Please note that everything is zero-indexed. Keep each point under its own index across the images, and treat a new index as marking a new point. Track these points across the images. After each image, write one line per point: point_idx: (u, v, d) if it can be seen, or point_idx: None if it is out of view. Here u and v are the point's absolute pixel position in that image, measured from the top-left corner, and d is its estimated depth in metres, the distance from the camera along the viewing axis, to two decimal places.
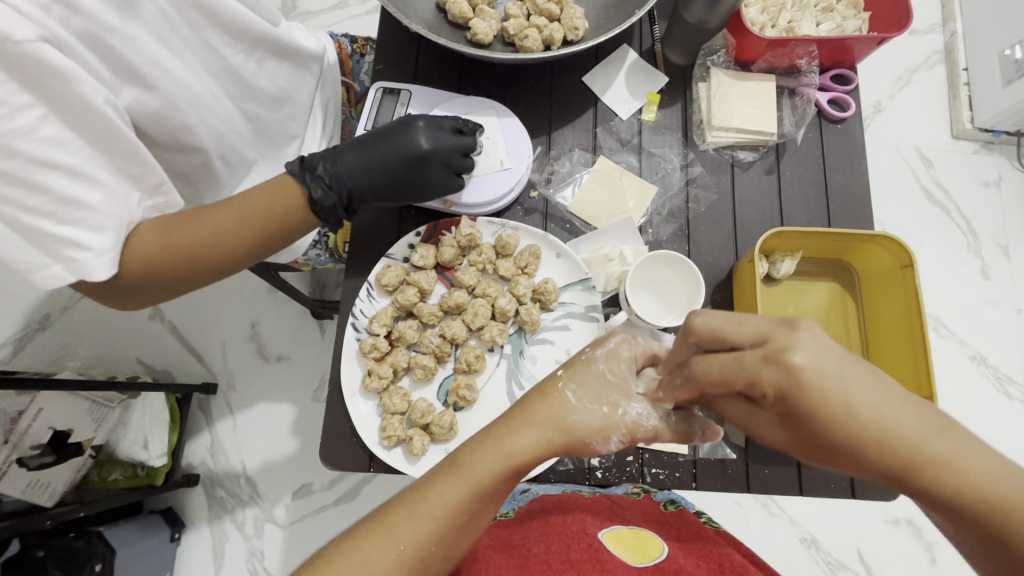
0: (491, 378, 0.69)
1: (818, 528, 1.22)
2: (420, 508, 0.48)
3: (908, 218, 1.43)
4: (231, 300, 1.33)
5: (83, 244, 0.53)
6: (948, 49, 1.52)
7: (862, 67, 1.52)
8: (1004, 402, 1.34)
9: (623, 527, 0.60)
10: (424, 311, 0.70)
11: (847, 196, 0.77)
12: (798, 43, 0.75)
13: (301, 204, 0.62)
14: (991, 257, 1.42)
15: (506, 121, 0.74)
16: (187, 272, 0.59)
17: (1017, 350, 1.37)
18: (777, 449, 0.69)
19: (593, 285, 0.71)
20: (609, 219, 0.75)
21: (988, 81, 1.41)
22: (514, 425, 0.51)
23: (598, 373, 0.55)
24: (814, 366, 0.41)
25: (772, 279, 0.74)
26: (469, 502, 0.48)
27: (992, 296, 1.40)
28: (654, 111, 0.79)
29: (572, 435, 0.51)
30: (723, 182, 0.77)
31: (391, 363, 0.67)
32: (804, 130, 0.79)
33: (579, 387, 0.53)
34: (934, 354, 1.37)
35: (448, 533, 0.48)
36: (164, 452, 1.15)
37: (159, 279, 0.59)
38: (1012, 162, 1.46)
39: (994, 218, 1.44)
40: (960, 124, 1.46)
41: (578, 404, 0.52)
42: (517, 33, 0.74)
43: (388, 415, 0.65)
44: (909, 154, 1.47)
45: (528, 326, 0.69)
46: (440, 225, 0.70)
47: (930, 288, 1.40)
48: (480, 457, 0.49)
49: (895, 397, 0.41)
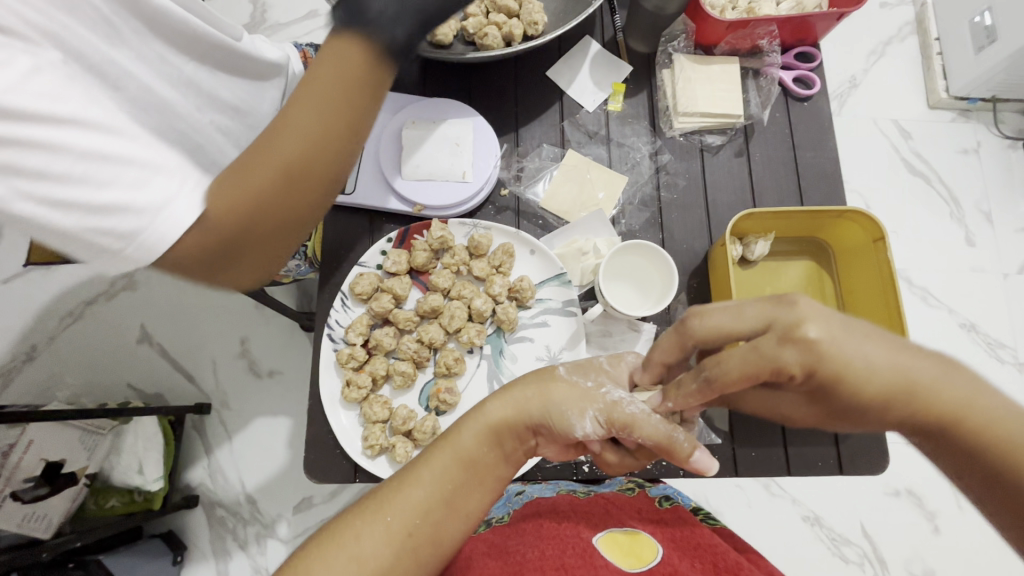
0: (472, 380, 0.68)
1: (820, 506, 1.22)
2: (412, 478, 0.49)
3: (889, 190, 1.44)
4: (219, 318, 1.33)
5: (131, 210, 0.43)
6: (919, 20, 1.52)
7: (835, 44, 1.53)
8: (996, 365, 1.37)
9: (618, 530, 0.60)
10: (399, 316, 0.68)
11: (817, 173, 0.77)
12: (758, 23, 0.74)
13: (360, 60, 0.47)
14: (975, 224, 1.43)
15: (476, 123, 0.73)
16: (278, 197, 0.47)
17: (1003, 313, 1.39)
18: (763, 431, 0.68)
19: (569, 280, 0.71)
20: (580, 213, 0.74)
21: (960, 49, 1.42)
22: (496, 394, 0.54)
23: (598, 361, 0.56)
24: (829, 334, 0.42)
25: (746, 262, 0.74)
26: (456, 473, 0.50)
27: (978, 263, 1.41)
28: (620, 101, 0.79)
29: (551, 405, 0.52)
30: (693, 167, 0.77)
31: (370, 372, 0.66)
32: (770, 110, 0.79)
33: (572, 366, 0.55)
34: (924, 323, 1.39)
35: (452, 509, 0.48)
36: (160, 475, 1.13)
37: (255, 220, 0.47)
38: (990, 128, 1.47)
39: (975, 185, 1.45)
40: (936, 94, 1.47)
41: (567, 375, 0.54)
42: (477, 32, 0.75)
43: (369, 424, 0.64)
44: (887, 127, 1.47)
45: (506, 325, 0.69)
46: (411, 229, 0.70)
47: (916, 258, 1.42)
48: (465, 427, 0.51)
49: (898, 349, 0.43)
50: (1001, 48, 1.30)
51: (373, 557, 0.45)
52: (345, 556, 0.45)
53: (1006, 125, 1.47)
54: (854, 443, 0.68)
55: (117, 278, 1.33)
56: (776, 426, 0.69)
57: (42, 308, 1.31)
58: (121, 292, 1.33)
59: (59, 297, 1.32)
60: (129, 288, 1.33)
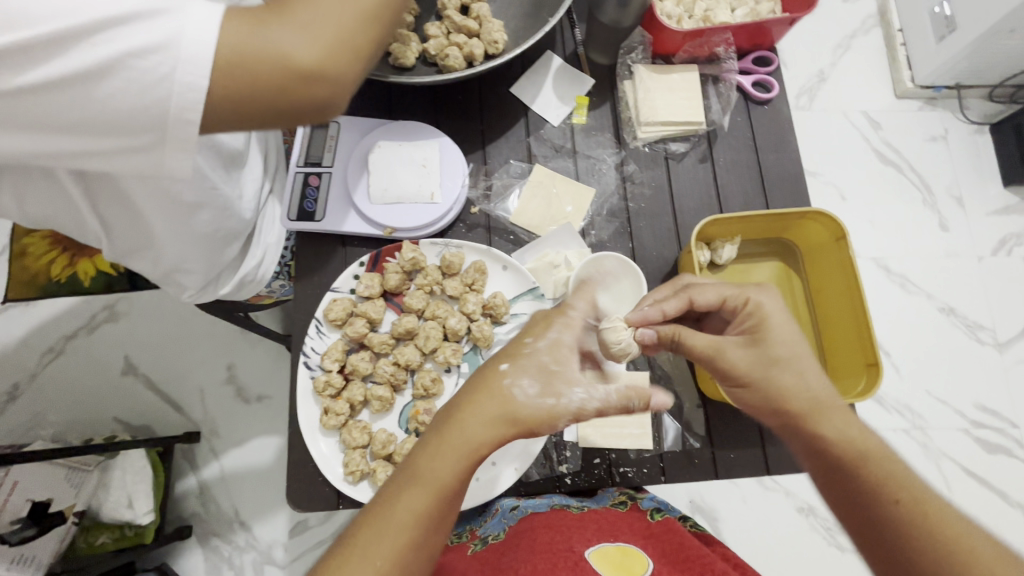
0: (451, 399, 0.68)
1: (814, 496, 1.24)
2: (391, 510, 0.45)
3: (862, 180, 1.46)
4: (203, 345, 1.32)
5: (148, 48, 0.36)
6: (881, 12, 1.56)
7: (801, 40, 1.56)
8: (977, 347, 1.40)
9: (610, 545, 0.59)
10: (374, 340, 0.68)
11: (781, 174, 0.79)
12: (713, 31, 0.76)
13: None
14: (948, 209, 1.47)
15: (443, 144, 0.74)
16: (332, 20, 0.40)
17: (980, 295, 1.43)
18: (741, 432, 0.70)
19: (542, 293, 0.72)
20: (550, 227, 0.75)
21: (923, 39, 1.45)
22: (472, 414, 0.50)
23: (544, 364, 0.53)
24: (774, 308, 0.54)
25: (715, 266, 0.75)
26: (438, 504, 0.46)
27: (952, 247, 1.45)
28: (584, 113, 0.80)
29: (529, 422, 0.50)
30: (659, 175, 0.78)
31: (347, 399, 0.66)
32: (731, 115, 0.80)
33: (535, 383, 0.51)
34: (904, 310, 1.42)
35: (425, 526, 0.45)
36: (151, 508, 1.12)
37: (304, 40, 0.39)
38: (956, 115, 1.51)
39: (945, 172, 1.48)
40: (902, 84, 1.50)
41: (528, 399, 0.51)
42: (439, 53, 0.76)
43: (350, 450, 0.64)
44: (857, 118, 1.49)
45: (482, 342, 0.69)
46: (383, 252, 0.71)
47: (892, 246, 1.44)
48: (443, 460, 0.47)
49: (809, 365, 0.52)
50: (960, 38, 1.33)
51: None
52: None
53: (971, 111, 1.51)
54: None
55: (98, 309, 1.32)
56: (754, 426, 0.70)
57: (21, 346, 1.30)
58: (103, 323, 1.32)
59: (39, 332, 1.31)
60: (111, 319, 1.33)
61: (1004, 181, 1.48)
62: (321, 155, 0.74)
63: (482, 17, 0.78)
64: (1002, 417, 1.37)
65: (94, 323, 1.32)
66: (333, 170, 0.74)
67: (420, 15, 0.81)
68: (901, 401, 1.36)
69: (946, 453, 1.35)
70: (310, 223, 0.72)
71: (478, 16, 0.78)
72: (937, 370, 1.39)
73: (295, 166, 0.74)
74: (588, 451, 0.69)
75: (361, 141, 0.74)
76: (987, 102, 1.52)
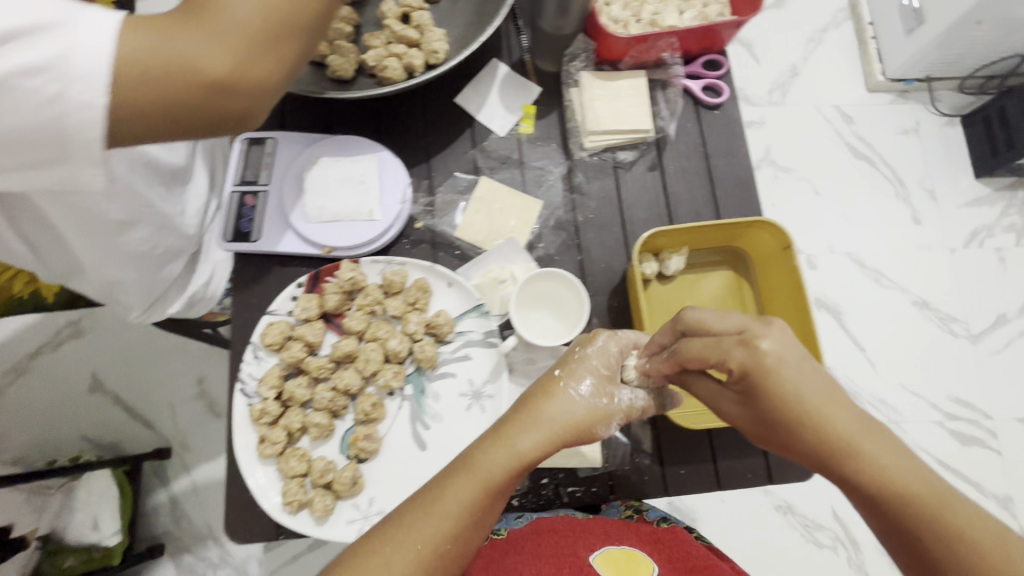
0: (394, 423, 0.67)
1: (791, 494, 1.24)
2: (435, 503, 0.50)
3: (835, 175, 1.45)
4: (168, 360, 1.29)
5: (36, 67, 0.38)
6: (852, 6, 1.55)
7: (773, 34, 1.54)
8: (950, 340, 1.40)
9: (614, 547, 0.62)
10: (312, 365, 0.66)
11: (733, 181, 0.77)
12: (658, 37, 0.74)
13: None
14: (920, 203, 1.46)
15: (382, 160, 0.72)
16: (240, 31, 0.42)
17: (954, 288, 1.43)
18: (691, 447, 0.68)
19: (489, 310, 0.70)
20: (496, 240, 0.74)
21: (893, 33, 1.45)
22: (524, 424, 0.54)
23: (593, 366, 0.57)
24: (781, 353, 0.47)
25: (664, 277, 0.74)
26: (482, 501, 0.51)
27: (926, 240, 1.44)
28: (530, 123, 0.78)
29: (584, 424, 0.55)
30: (607, 185, 0.76)
31: (285, 426, 0.64)
32: (680, 121, 0.79)
33: (588, 387, 0.56)
34: (879, 304, 1.41)
35: (474, 515, 0.50)
36: (118, 529, 1.10)
37: (212, 51, 0.41)
38: (927, 107, 1.50)
39: (918, 165, 1.48)
40: (873, 77, 1.50)
41: (579, 397, 0.56)
42: (377, 64, 0.74)
43: (288, 479, 0.63)
44: (830, 113, 1.49)
45: (425, 364, 0.67)
46: (321, 272, 0.68)
47: (866, 240, 1.44)
48: (490, 457, 0.52)
49: (830, 399, 0.47)
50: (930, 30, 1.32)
51: None
52: None
53: (943, 103, 1.51)
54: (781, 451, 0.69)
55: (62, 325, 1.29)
56: (704, 440, 0.69)
57: None
58: (67, 340, 1.29)
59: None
60: (76, 335, 1.30)
61: (976, 172, 1.48)
62: (257, 173, 0.72)
63: (422, 26, 0.76)
64: (976, 409, 1.37)
65: (57, 339, 1.29)
66: (270, 189, 0.72)
67: (360, 25, 0.78)
68: (876, 395, 1.36)
69: (923, 447, 1.34)
70: (245, 243, 0.70)
71: (419, 25, 0.76)
72: (911, 363, 1.38)
73: (230, 186, 0.72)
74: (536, 472, 0.67)
75: (297, 159, 0.72)
76: (957, 93, 1.51)
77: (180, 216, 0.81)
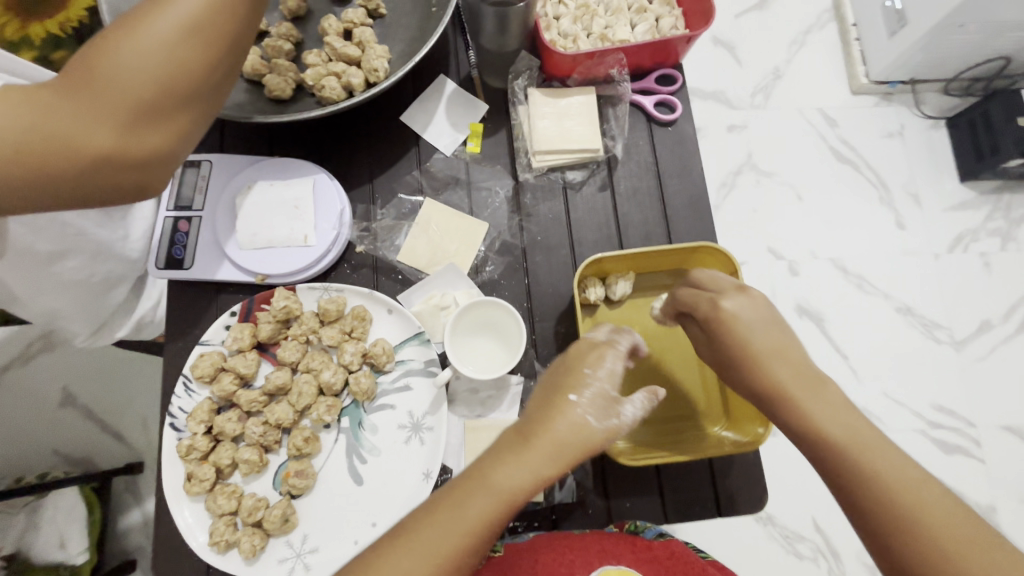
0: (330, 457, 0.65)
1: (773, 505, 1.18)
2: (437, 521, 0.45)
3: (817, 178, 1.37)
4: (135, 373, 1.26)
5: None
6: (836, 8, 1.48)
7: (758, 30, 1.46)
8: (934, 346, 1.32)
9: (611, 569, 0.57)
10: (243, 399, 0.64)
11: (686, 200, 0.75)
12: (604, 53, 0.72)
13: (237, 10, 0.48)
14: (905, 207, 1.38)
15: (320, 184, 0.70)
16: (122, 104, 0.45)
17: (938, 293, 1.35)
18: (636, 478, 0.66)
19: (430, 338, 0.68)
20: (440, 264, 0.71)
21: (876, 33, 1.39)
22: (526, 445, 0.48)
23: (592, 380, 0.52)
24: (741, 311, 0.53)
25: (612, 301, 0.72)
26: (492, 519, 0.45)
27: (911, 244, 1.36)
28: (477, 141, 0.76)
29: (588, 443, 0.49)
30: (556, 207, 0.74)
31: (213, 462, 0.62)
32: (632, 139, 0.76)
33: (596, 407, 0.50)
34: (864, 311, 1.33)
35: (481, 540, 0.45)
36: (85, 546, 1.04)
37: (93, 124, 0.45)
38: (913, 109, 1.42)
39: (901, 167, 1.40)
40: (857, 79, 1.42)
41: (587, 417, 0.49)
42: (316, 83, 0.71)
43: (216, 518, 0.61)
44: (813, 116, 1.41)
45: (361, 396, 0.65)
46: (255, 301, 0.66)
47: (849, 247, 1.35)
48: (500, 476, 0.46)
49: (797, 364, 0.50)
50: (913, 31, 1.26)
51: None
52: None
53: (927, 105, 1.43)
54: (731, 481, 0.67)
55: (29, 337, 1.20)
56: (651, 470, 0.66)
57: None
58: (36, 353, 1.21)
59: None
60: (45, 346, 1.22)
61: (961, 175, 1.40)
62: (191, 198, 0.70)
63: (364, 42, 0.73)
64: (959, 417, 1.29)
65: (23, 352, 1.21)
66: (204, 215, 0.69)
67: (303, 41, 0.76)
68: (860, 404, 1.28)
69: None
70: (178, 271, 0.68)
71: (361, 42, 0.73)
72: (892, 370, 1.31)
73: (164, 210, 0.69)
74: None
75: (231, 182, 0.70)
76: (943, 95, 1.43)
77: (122, 240, 0.79)
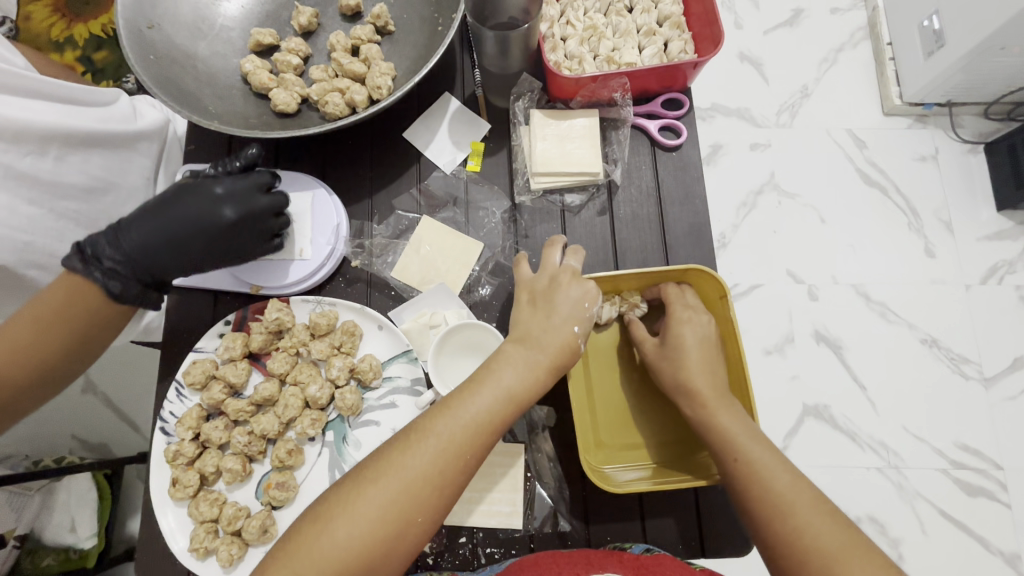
0: (311, 470, 0.65)
1: None
2: (416, 442, 0.51)
3: (844, 200, 1.33)
4: None
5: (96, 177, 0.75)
6: (871, 25, 1.43)
7: (785, 48, 1.42)
8: (960, 382, 1.25)
9: None
10: (230, 408, 0.65)
11: (687, 229, 0.73)
12: (608, 77, 0.71)
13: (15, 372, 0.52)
14: (935, 234, 1.32)
15: (319, 199, 0.71)
16: None
17: (967, 327, 1.28)
18: (618, 509, 0.65)
19: (418, 356, 0.68)
20: (432, 282, 0.71)
21: (911, 54, 1.32)
22: (512, 360, 0.56)
23: (560, 290, 0.60)
24: (686, 330, 0.63)
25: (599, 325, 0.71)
26: (469, 447, 0.52)
27: (939, 274, 1.30)
28: (478, 160, 0.76)
29: (557, 344, 0.57)
30: (553, 229, 0.74)
31: (198, 469, 0.63)
32: (633, 164, 0.75)
33: (577, 316, 0.58)
34: (886, 340, 1.27)
35: (463, 461, 0.51)
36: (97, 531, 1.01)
37: None
38: (948, 133, 1.37)
39: (933, 192, 1.34)
40: (889, 100, 1.36)
41: (564, 323, 0.58)
42: (320, 98, 0.72)
43: (197, 525, 0.62)
44: (841, 137, 1.36)
45: (346, 411, 0.65)
46: (249, 312, 0.67)
47: (871, 271, 1.30)
48: (481, 404, 0.53)
49: (718, 387, 0.60)
50: (953, 52, 1.19)
51: (374, 514, 0.48)
52: (349, 527, 0.48)
53: (964, 129, 1.37)
54: (716, 522, 0.64)
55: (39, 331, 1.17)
56: (633, 502, 0.65)
57: None
58: None
59: None
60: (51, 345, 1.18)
61: (997, 203, 1.33)
62: None
63: (370, 59, 0.74)
64: (985, 457, 1.22)
65: None
66: None
67: (311, 55, 0.76)
68: (876, 437, 1.22)
69: (923, 495, 1.21)
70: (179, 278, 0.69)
71: (367, 59, 0.73)
72: (914, 404, 1.24)
73: None
74: (455, 530, 0.65)
75: None
76: (982, 119, 1.37)
77: None
